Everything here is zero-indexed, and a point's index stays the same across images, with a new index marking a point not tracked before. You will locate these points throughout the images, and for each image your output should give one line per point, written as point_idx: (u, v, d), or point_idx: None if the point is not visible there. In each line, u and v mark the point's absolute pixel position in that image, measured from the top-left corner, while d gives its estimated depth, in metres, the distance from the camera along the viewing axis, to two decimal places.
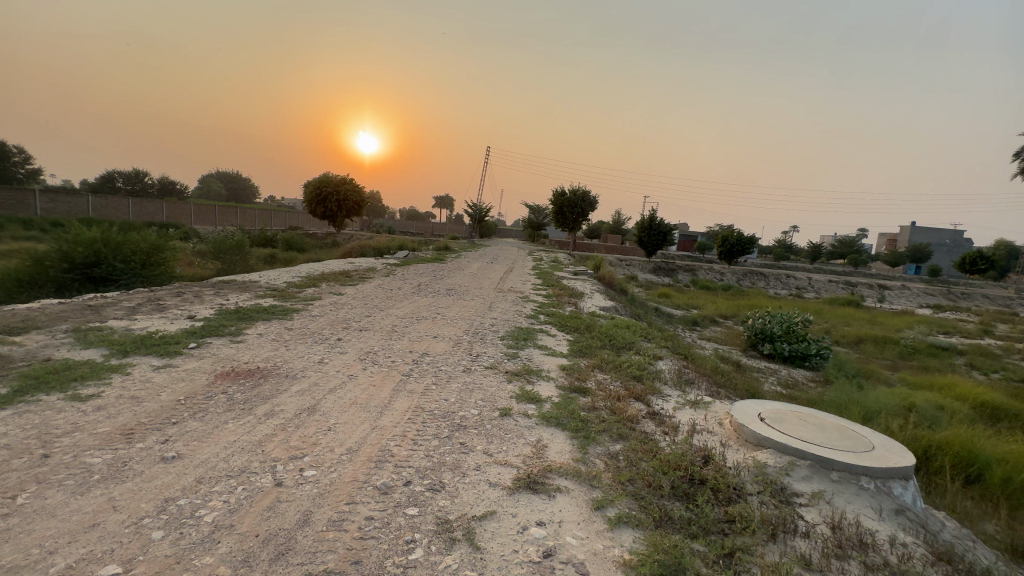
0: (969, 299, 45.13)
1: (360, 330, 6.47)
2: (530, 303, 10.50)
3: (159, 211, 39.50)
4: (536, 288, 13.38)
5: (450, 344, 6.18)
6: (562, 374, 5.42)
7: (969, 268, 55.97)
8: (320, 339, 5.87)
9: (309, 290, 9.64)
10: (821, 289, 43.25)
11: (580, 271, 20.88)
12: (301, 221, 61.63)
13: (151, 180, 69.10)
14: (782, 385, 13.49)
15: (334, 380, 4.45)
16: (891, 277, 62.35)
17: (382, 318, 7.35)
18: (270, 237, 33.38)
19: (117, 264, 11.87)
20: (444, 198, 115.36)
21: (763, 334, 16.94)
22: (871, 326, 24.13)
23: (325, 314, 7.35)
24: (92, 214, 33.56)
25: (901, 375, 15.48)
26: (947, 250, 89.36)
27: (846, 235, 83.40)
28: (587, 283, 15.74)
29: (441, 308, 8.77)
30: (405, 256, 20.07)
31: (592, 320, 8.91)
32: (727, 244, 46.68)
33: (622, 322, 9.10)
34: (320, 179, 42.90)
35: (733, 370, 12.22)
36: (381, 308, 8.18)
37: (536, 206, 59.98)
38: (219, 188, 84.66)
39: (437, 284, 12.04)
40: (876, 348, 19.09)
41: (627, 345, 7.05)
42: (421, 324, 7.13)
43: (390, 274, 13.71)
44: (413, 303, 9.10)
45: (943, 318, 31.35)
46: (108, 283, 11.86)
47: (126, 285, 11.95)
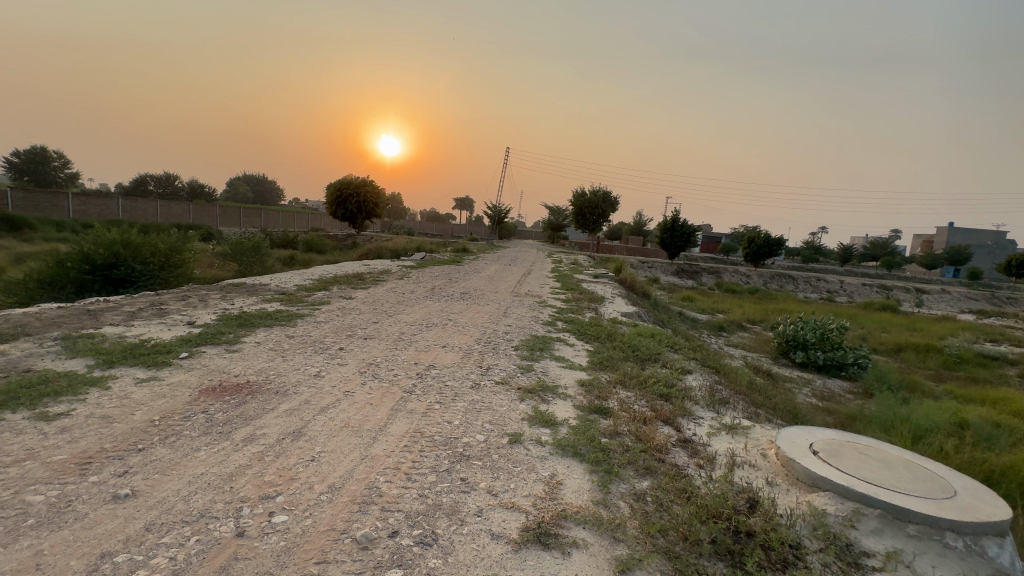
0: (1016, 304, 42.58)
1: (365, 338, 6.08)
2: (548, 308, 9.99)
3: (186, 214, 40.31)
4: (554, 292, 12.87)
5: (460, 355, 5.74)
6: (580, 391, 4.91)
7: (1015, 271, 52.93)
8: (320, 348, 5.50)
9: (319, 294, 9.34)
10: (854, 293, 41.47)
11: (600, 274, 20.26)
12: (323, 222, 62.36)
13: (180, 184, 70.95)
14: (818, 396, 12.65)
15: (328, 398, 4.03)
16: (929, 280, 59.54)
17: (389, 325, 6.96)
18: (291, 239, 33.65)
19: (136, 266, 11.81)
20: (464, 200, 115.61)
21: (795, 341, 16.06)
22: (910, 333, 22.80)
23: (330, 320, 7.00)
24: (122, 216, 34.40)
25: (948, 388, 14.40)
26: (989, 252, 85.15)
27: (880, 237, 80.17)
28: (607, 287, 15.15)
29: (454, 314, 8.34)
30: (422, 259, 19.78)
31: (613, 328, 8.36)
32: (754, 245, 45.19)
33: (646, 330, 8.51)
34: (341, 181, 43.19)
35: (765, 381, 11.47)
36: (390, 314, 7.80)
37: (555, 207, 59.36)
38: (245, 191, 86.53)
39: (451, 288, 11.63)
40: (918, 357, 17.92)
41: (652, 356, 6.49)
42: (429, 332, 6.71)
43: (405, 277, 13.39)
44: (424, 308, 8.70)
45: (988, 324, 29.57)
46: (127, 285, 11.80)
47: (145, 286, 11.85)
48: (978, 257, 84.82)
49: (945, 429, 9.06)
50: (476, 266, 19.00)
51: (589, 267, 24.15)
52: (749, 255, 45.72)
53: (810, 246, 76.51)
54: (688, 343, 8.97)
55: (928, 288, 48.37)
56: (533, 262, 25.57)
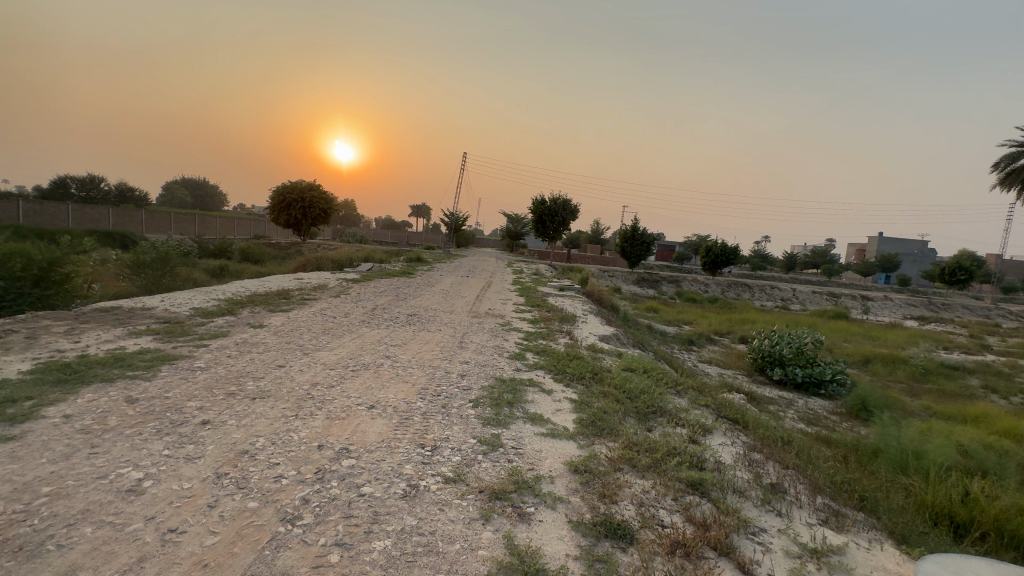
0: (950, 309, 44.72)
1: (254, 399, 4.15)
2: (513, 334, 8.28)
3: (104, 219, 35.86)
4: (519, 310, 11.22)
5: (393, 424, 3.91)
6: (575, 487, 3.22)
7: (946, 278, 55.99)
8: (171, 424, 3.53)
9: (219, 321, 7.20)
10: (806, 300, 42.34)
11: (565, 286, 18.77)
12: (266, 229, 58.12)
13: (105, 186, 64.58)
14: (805, 421, 11.59)
15: (120, 561, 2.13)
16: (868, 287, 62.57)
17: (301, 370, 5.04)
18: (225, 247, 30.27)
19: (2, 280, 8.99)
20: (421, 208, 112.76)
21: (771, 357, 15.16)
22: (871, 342, 22.72)
23: (213, 367, 4.97)
24: (23, 222, 29.95)
25: (926, 404, 13.83)
26: (915, 260, 91.38)
27: (820, 248, 84.38)
28: (575, 301, 13.68)
29: (395, 347, 6.49)
30: (368, 270, 17.62)
31: (597, 361, 6.74)
32: (711, 254, 45.39)
33: (634, 361, 6.96)
34: (284, 185, 39.96)
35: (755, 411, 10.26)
36: (306, 351, 5.83)
37: (514, 215, 58.24)
38: (183, 195, 80.39)
39: (397, 308, 9.71)
40: (887, 369, 17.52)
41: (659, 408, 4.88)
42: (355, 381, 4.83)
43: (342, 293, 11.32)
44: (356, 338, 6.78)
45: (934, 331, 30.39)
46: None
47: (11, 307, 8.98)
48: (906, 264, 90.68)
49: (959, 462, 8.05)
50: (430, 279, 17.04)
51: (551, 278, 22.68)
52: (706, 263, 45.91)
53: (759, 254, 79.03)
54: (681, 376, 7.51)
55: (869, 294, 50.48)
56: (493, 272, 23.84)
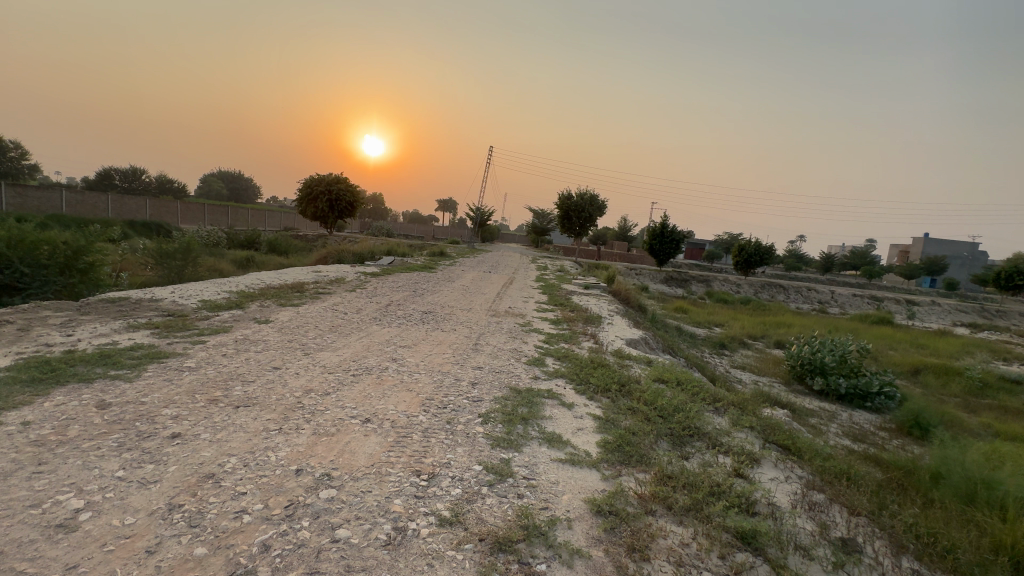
0: (1005, 317, 41.75)
1: (238, 407, 3.70)
2: (533, 336, 7.71)
3: (142, 209, 36.91)
4: (540, 309, 10.64)
5: (388, 443, 3.39)
6: (597, 536, 2.63)
7: (1000, 283, 52.37)
8: (135, 436, 3.11)
9: (224, 316, 6.86)
10: (846, 304, 40.24)
11: (590, 284, 18.05)
12: (296, 221, 59.06)
13: (146, 178, 66.93)
14: (851, 438, 10.65)
15: None
16: (912, 291, 59.26)
17: (298, 373, 4.60)
18: (253, 238, 30.65)
19: (28, 268, 8.77)
20: (448, 203, 113.42)
21: (811, 365, 14.14)
22: (920, 352, 21.14)
23: (203, 368, 4.57)
24: (67, 211, 30.98)
25: (986, 422, 12.59)
26: (964, 264, 86.28)
27: (860, 249, 80.57)
28: (600, 301, 13.01)
29: (404, 348, 6.01)
30: (389, 264, 17.30)
31: (624, 370, 6.11)
32: (744, 253, 43.59)
33: (666, 370, 6.30)
34: (312, 178, 40.33)
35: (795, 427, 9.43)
36: (307, 352, 5.39)
37: (540, 211, 57.57)
38: (219, 187, 82.68)
39: (412, 304, 9.26)
40: (939, 382, 16.16)
41: (697, 429, 4.24)
42: (354, 388, 4.34)
43: (358, 288, 10.97)
44: (363, 337, 6.33)
45: (988, 340, 28.26)
46: (13, 293, 8.69)
47: (39, 294, 8.77)
48: (955, 267, 85.61)
49: None
50: (451, 274, 16.60)
51: (576, 275, 21.99)
52: (739, 263, 44.12)
53: (794, 253, 75.88)
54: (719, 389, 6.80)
55: (915, 298, 47.65)
56: (516, 268, 23.27)
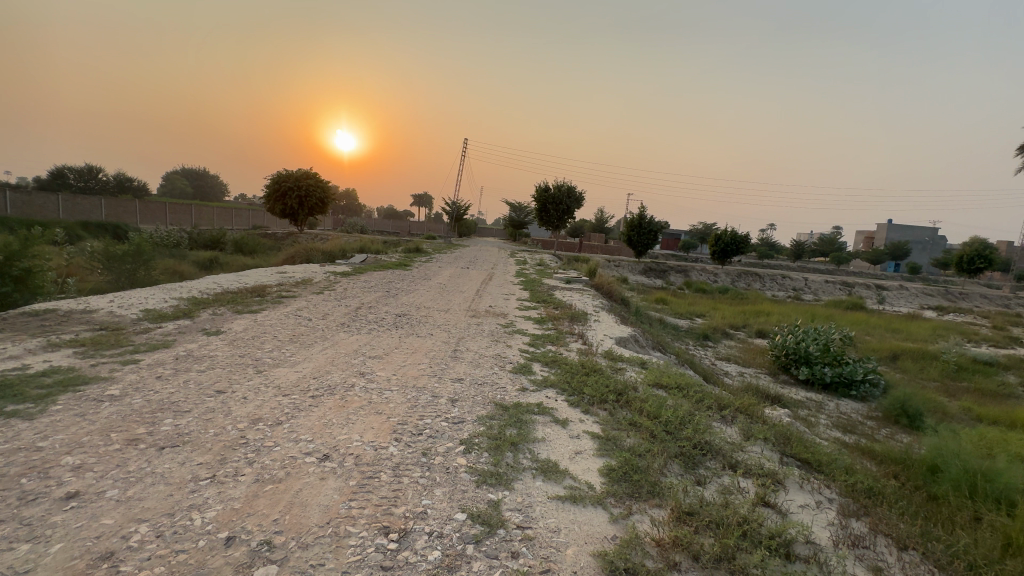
0: (968, 299, 43.23)
1: (163, 448, 3.01)
2: (517, 338, 7.13)
3: (96, 209, 34.76)
4: (523, 307, 10.06)
5: (349, 488, 2.76)
6: None
7: (962, 266, 54.26)
8: (16, 500, 2.40)
9: (169, 328, 6.04)
10: (819, 290, 40.98)
11: (571, 278, 17.58)
12: (265, 219, 56.98)
13: (103, 176, 63.60)
14: (841, 429, 10.48)
15: None
16: (880, 276, 60.99)
17: (246, 398, 3.91)
18: (218, 238, 29.14)
19: None
20: (423, 198, 111.73)
21: (796, 355, 14.03)
22: (895, 336, 21.45)
23: (129, 396, 3.82)
24: (11, 212, 28.82)
25: (967, 405, 12.66)
26: (926, 248, 89.49)
27: (829, 236, 82.62)
28: (583, 296, 12.54)
29: (374, 359, 5.33)
30: (362, 263, 16.46)
31: (618, 375, 5.59)
32: (720, 243, 43.94)
33: (662, 372, 5.83)
34: (279, 173, 38.70)
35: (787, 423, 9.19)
36: (261, 368, 4.68)
37: (517, 204, 56.97)
38: (183, 185, 79.31)
39: (385, 307, 8.54)
40: (917, 366, 16.32)
41: (710, 446, 3.76)
42: (311, 415, 3.67)
43: (327, 289, 10.19)
44: (327, 348, 5.63)
45: (956, 322, 29.03)
46: None
47: None
48: (917, 252, 88.75)
49: None
50: (427, 271, 15.87)
51: (557, 269, 21.48)
52: (715, 252, 44.44)
53: (767, 241, 77.27)
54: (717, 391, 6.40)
55: (882, 282, 49.04)
56: (495, 263, 22.66)
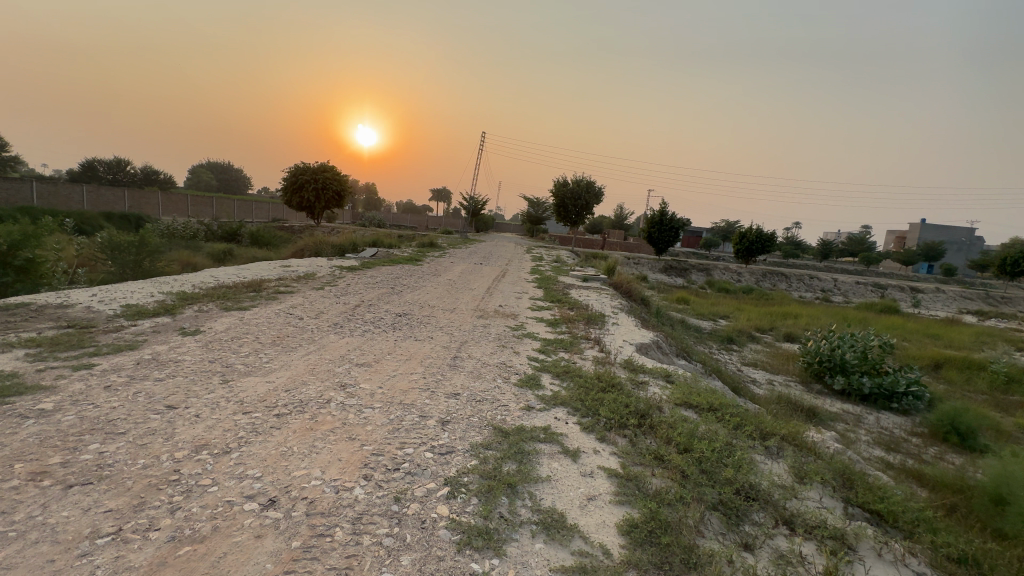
0: (1011, 304, 40.86)
1: (70, 486, 2.41)
2: (527, 344, 6.43)
3: (120, 201, 35.29)
4: (535, 307, 9.35)
5: (288, 553, 2.12)
6: None
7: (1003, 269, 51.37)
8: None
9: (143, 326, 5.51)
10: (849, 292, 39.18)
11: (589, 276, 16.79)
12: (285, 212, 57.35)
13: (131, 168, 64.90)
14: (883, 448, 9.54)
15: None
16: (914, 278, 58.33)
17: (198, 416, 3.30)
18: (234, 230, 29.15)
19: None
20: (441, 193, 111.74)
21: (831, 363, 13.04)
22: (937, 343, 20.05)
23: (61, 411, 3.24)
24: (37, 203, 29.33)
25: (1023, 422, 11.53)
26: (962, 249, 85.62)
27: (858, 235, 79.53)
28: (601, 295, 11.77)
29: (360, 368, 4.69)
30: (372, 257, 15.97)
31: (640, 391, 4.86)
32: (745, 241, 42.39)
33: (692, 388, 5.08)
34: (297, 166, 38.67)
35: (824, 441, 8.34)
36: (227, 378, 4.07)
37: (535, 199, 56.18)
38: (208, 178, 80.59)
39: (385, 305, 7.93)
40: (964, 377, 15.08)
41: (759, 495, 3.01)
42: (268, 442, 3.04)
43: (329, 285, 9.67)
44: (311, 353, 5.01)
45: (999, 328, 27.23)
46: None
47: None
48: (953, 253, 84.95)
49: None
50: (438, 266, 15.26)
51: (573, 266, 20.68)
52: (739, 251, 42.89)
53: (793, 240, 74.75)
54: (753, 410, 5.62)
55: (917, 285, 46.83)
56: (509, 260, 21.94)
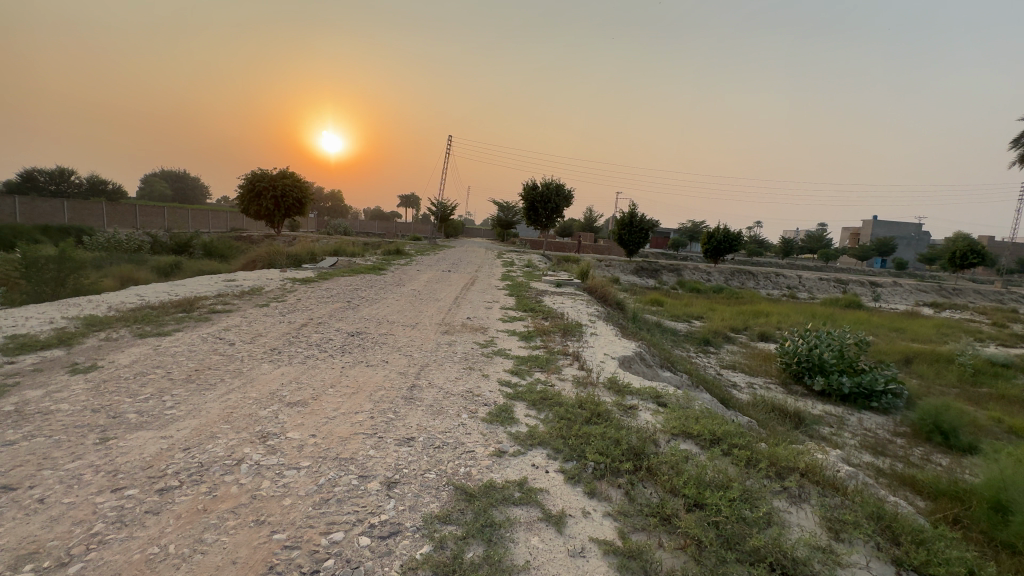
0: (962, 296, 42.72)
1: None
2: (497, 364, 5.67)
3: (60, 212, 32.66)
4: (506, 318, 8.59)
5: None
6: None
7: (951, 262, 53.79)
8: None
9: (22, 363, 4.46)
10: (814, 288, 40.09)
11: (562, 281, 16.16)
12: (244, 221, 54.82)
13: (75, 178, 60.92)
14: (871, 451, 9.20)
15: None
16: (871, 272, 60.65)
17: (42, 501, 2.40)
18: (185, 241, 27.26)
19: None
20: (410, 199, 110.11)
21: (809, 363, 12.82)
22: (903, 337, 20.31)
23: None
24: None
25: (997, 415, 11.50)
26: (912, 244, 89.96)
27: (817, 233, 82.29)
28: (576, 302, 11.14)
29: (291, 409, 3.80)
30: (331, 267, 14.90)
31: (630, 421, 4.16)
32: (712, 241, 42.88)
33: (688, 411, 4.44)
34: (254, 173, 36.81)
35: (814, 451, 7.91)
36: (107, 436, 3.13)
37: (505, 203, 55.70)
38: (162, 187, 76.59)
39: (337, 323, 7.01)
40: (934, 370, 15.17)
41: (796, 571, 2.35)
42: (134, 540, 2.18)
43: (275, 301, 8.64)
44: (233, 391, 4.09)
45: (957, 319, 28.11)
46: None
47: None
48: (904, 248, 89.08)
49: None
50: (403, 276, 14.29)
51: (546, 271, 20.08)
52: (708, 250, 43.34)
53: (757, 238, 76.67)
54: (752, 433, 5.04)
55: (874, 279, 48.56)
56: (480, 265, 21.20)
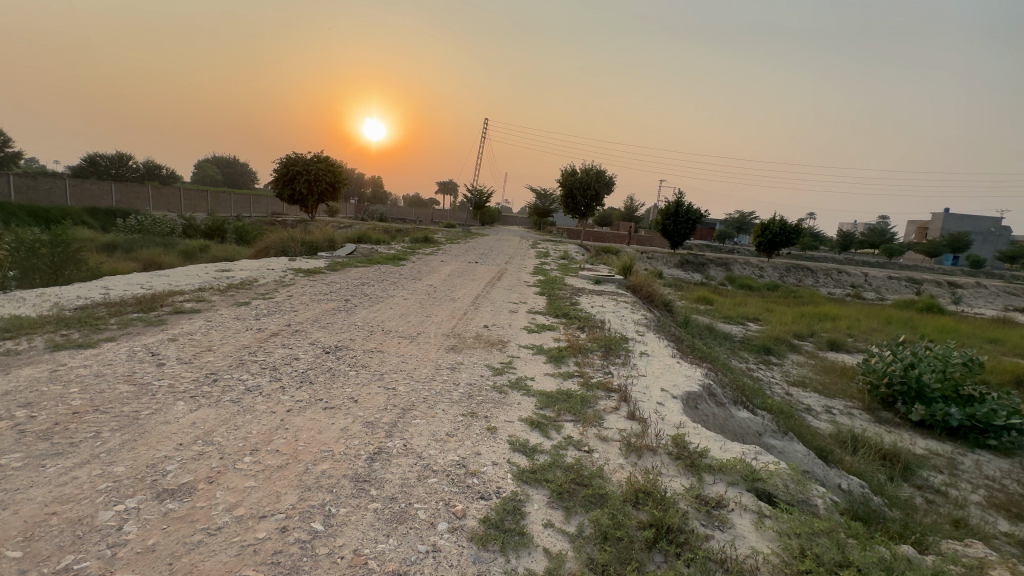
0: None
1: None
2: (513, 407, 4.02)
3: (108, 195, 33.06)
4: (531, 327, 6.90)
5: None
6: None
7: None
8: None
9: None
10: (881, 288, 36.23)
11: (601, 277, 14.29)
12: (283, 207, 55.31)
13: (132, 164, 63.27)
14: (1005, 513, 7.04)
15: None
16: (944, 271, 54.87)
17: None
18: (218, 225, 26.91)
19: None
20: (448, 185, 109.35)
21: (904, 386, 10.53)
22: (1004, 351, 17.23)
23: None
24: (15, 198, 27.02)
25: None
26: (991, 241, 81.50)
27: (880, 227, 75.71)
28: (618, 306, 9.33)
29: (150, 510, 2.28)
30: (347, 257, 13.61)
31: (725, 548, 2.43)
32: (767, 234, 39.34)
33: (820, 525, 2.67)
34: (289, 156, 36.34)
35: (936, 519, 5.92)
36: None
37: (542, 191, 53.66)
38: (212, 172, 78.91)
39: (316, 333, 5.55)
40: None
41: None
42: None
43: (259, 298, 7.27)
44: (91, 461, 2.64)
45: None
46: None
47: None
48: (981, 245, 80.89)
49: None
50: (423, 267, 12.86)
51: (583, 264, 18.24)
52: (762, 243, 39.88)
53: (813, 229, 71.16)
54: (903, 545, 3.23)
55: (949, 279, 43.63)
56: (511, 256, 19.56)
